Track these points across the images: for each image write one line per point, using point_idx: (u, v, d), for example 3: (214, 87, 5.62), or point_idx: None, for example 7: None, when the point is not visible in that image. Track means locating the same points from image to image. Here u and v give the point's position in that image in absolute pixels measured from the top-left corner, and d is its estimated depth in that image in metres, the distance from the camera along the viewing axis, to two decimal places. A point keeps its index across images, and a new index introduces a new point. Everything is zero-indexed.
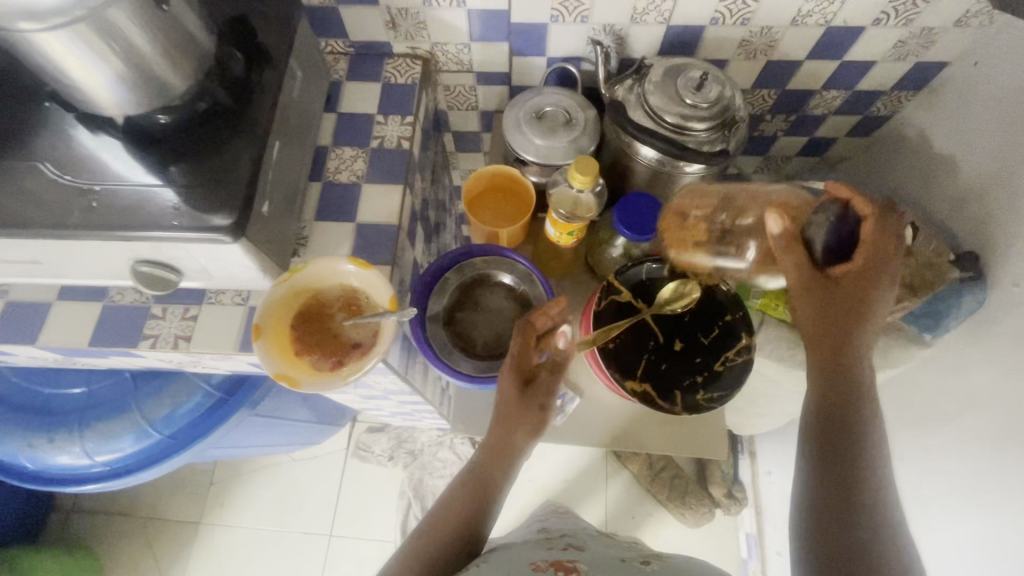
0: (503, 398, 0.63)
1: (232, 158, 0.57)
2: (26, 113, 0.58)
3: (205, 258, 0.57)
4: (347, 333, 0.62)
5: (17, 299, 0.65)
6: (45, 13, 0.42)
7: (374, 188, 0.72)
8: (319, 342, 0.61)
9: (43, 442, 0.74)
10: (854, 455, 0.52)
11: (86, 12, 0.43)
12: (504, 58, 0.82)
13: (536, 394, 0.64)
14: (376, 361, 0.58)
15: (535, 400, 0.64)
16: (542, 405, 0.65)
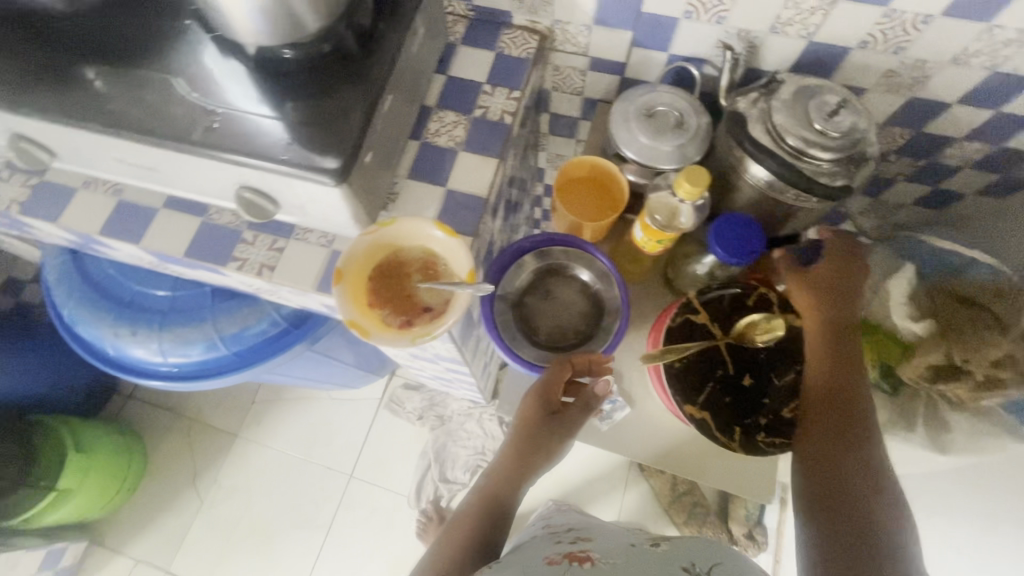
0: (530, 419, 0.71)
1: (347, 103, 0.58)
2: (172, 31, 0.62)
3: (305, 196, 0.59)
4: (420, 296, 0.63)
5: (128, 199, 0.70)
6: None
7: (470, 157, 0.72)
8: (393, 297, 0.62)
9: (126, 334, 0.80)
10: (858, 491, 0.52)
11: None
12: (624, 48, 0.79)
13: (564, 420, 0.71)
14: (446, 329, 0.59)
15: (558, 430, 0.71)
16: (563, 436, 0.72)
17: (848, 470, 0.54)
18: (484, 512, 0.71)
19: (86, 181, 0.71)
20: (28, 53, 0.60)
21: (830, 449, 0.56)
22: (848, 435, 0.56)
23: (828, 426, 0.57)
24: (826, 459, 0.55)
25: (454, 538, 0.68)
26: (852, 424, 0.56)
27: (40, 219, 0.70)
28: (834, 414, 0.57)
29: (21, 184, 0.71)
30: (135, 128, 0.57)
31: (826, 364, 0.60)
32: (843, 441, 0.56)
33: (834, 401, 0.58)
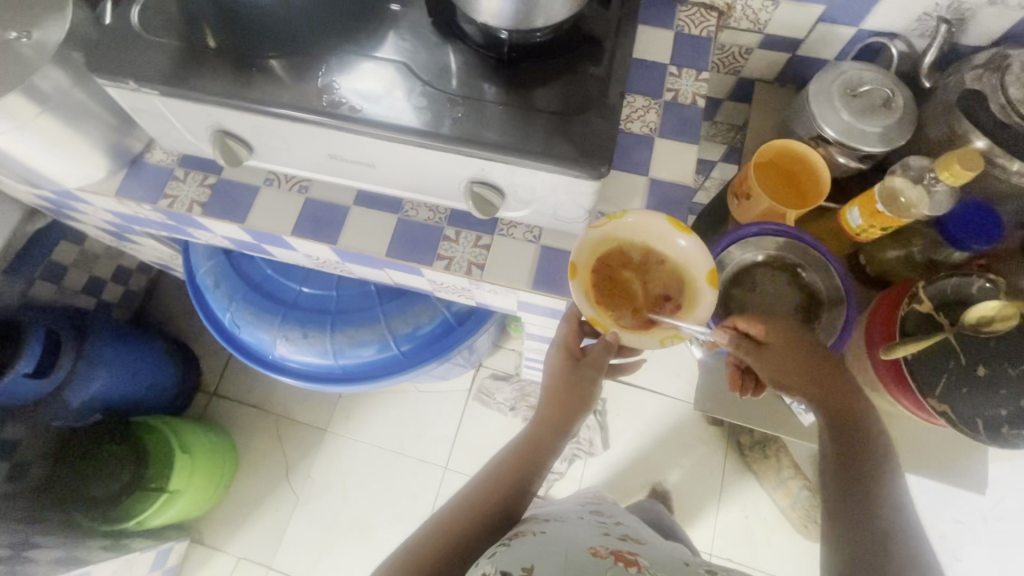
0: (554, 375, 0.64)
1: (585, 92, 0.55)
2: (382, 16, 0.58)
3: (544, 189, 0.56)
4: (655, 289, 0.61)
5: (315, 196, 0.66)
6: None
7: (667, 145, 0.69)
8: (625, 292, 0.61)
9: (296, 335, 0.78)
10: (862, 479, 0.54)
11: None
12: (809, 23, 0.75)
13: (585, 369, 0.63)
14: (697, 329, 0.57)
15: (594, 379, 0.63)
16: (594, 384, 0.63)
17: (864, 485, 0.54)
18: (517, 457, 0.65)
19: (267, 178, 0.67)
20: (234, 43, 0.56)
21: (845, 465, 0.55)
22: (857, 451, 0.56)
23: (844, 442, 0.56)
24: (846, 475, 0.55)
25: (489, 484, 0.64)
26: (868, 446, 0.56)
27: (223, 220, 0.66)
28: (848, 436, 0.57)
29: (198, 183, 0.67)
30: (374, 120, 0.53)
31: (823, 378, 0.58)
32: (854, 457, 0.55)
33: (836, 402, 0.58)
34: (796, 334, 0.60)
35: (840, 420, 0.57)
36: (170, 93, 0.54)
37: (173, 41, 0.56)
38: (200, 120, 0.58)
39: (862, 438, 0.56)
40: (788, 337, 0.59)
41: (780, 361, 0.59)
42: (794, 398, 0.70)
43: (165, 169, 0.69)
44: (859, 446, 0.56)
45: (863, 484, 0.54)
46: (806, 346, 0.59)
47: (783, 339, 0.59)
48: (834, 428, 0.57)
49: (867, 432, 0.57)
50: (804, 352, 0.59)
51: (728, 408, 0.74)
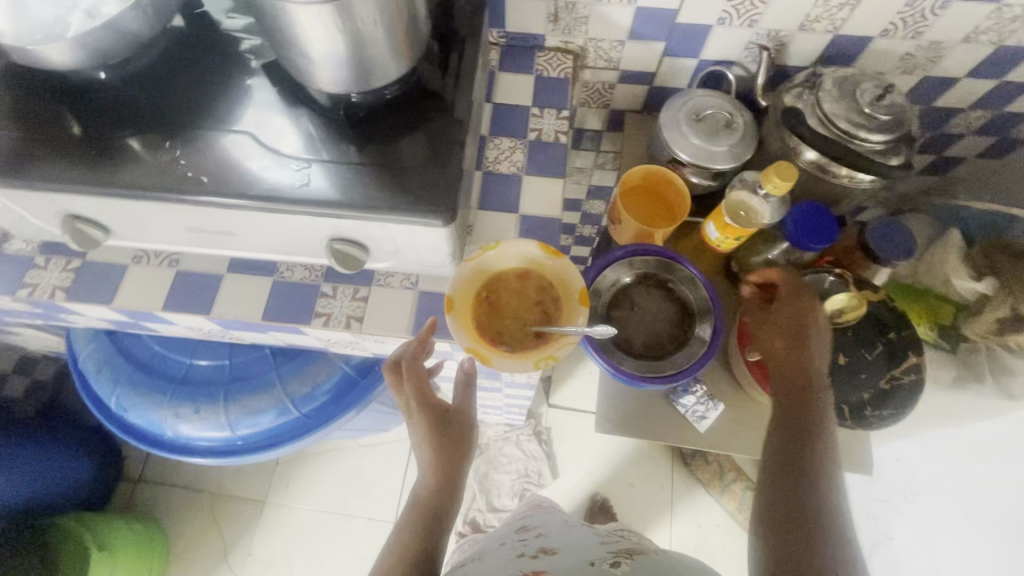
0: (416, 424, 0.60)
1: (434, 142, 0.57)
2: (231, 86, 0.59)
3: (403, 240, 0.57)
4: (530, 307, 0.63)
5: (187, 268, 0.66)
6: None
7: (536, 181, 0.72)
8: (501, 312, 0.62)
9: (189, 412, 0.75)
10: (809, 492, 0.52)
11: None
12: (656, 58, 0.82)
13: (443, 411, 0.61)
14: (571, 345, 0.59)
15: (452, 416, 0.62)
16: (455, 419, 0.62)
17: (800, 491, 0.53)
18: (418, 522, 0.58)
19: (135, 256, 0.66)
20: (75, 127, 0.56)
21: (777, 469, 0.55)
22: (795, 453, 0.56)
23: (783, 443, 0.57)
24: (787, 467, 0.55)
25: (399, 549, 0.55)
26: (814, 454, 0.55)
27: (90, 304, 0.64)
28: (795, 445, 0.56)
29: (61, 270, 0.65)
30: (221, 190, 0.53)
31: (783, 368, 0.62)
32: (796, 453, 0.55)
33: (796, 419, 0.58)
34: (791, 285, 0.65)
35: (790, 436, 0.57)
36: (10, 183, 0.53)
37: (6, 129, 0.55)
38: (47, 206, 0.57)
39: (800, 440, 0.57)
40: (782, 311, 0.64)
41: (779, 322, 0.64)
42: (689, 406, 0.74)
43: (24, 258, 0.66)
44: (801, 454, 0.55)
45: (794, 488, 0.53)
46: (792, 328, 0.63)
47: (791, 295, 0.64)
48: (786, 444, 0.57)
49: (816, 433, 0.57)
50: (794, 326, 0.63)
51: (633, 424, 0.76)
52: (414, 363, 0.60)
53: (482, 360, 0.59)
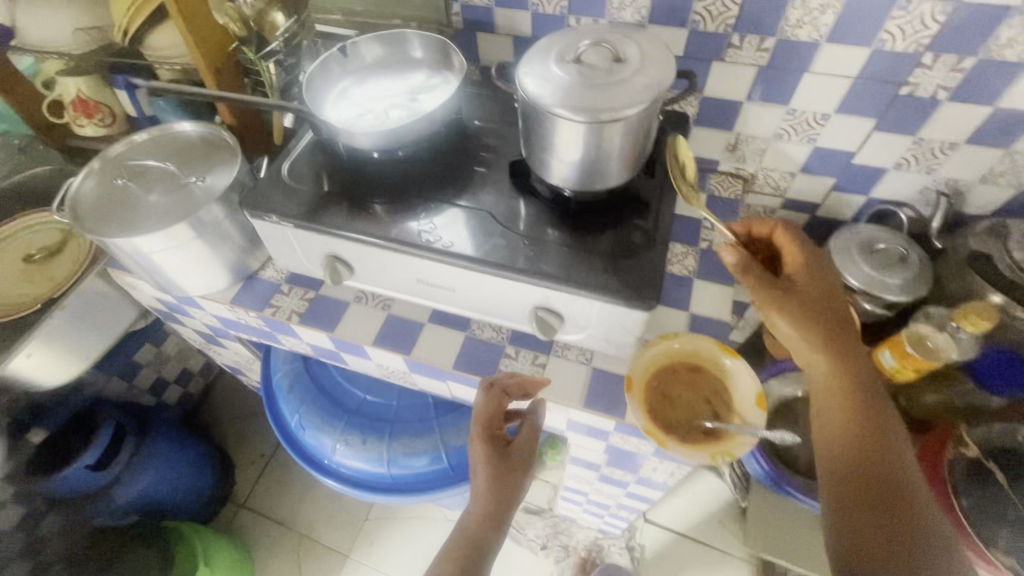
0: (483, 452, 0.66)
1: (639, 238, 0.65)
2: (473, 173, 0.73)
3: (600, 317, 0.63)
4: (703, 399, 0.65)
5: (396, 313, 0.77)
6: (582, 113, 0.54)
7: (705, 285, 0.78)
8: (674, 399, 0.66)
9: (356, 442, 0.82)
10: (885, 477, 0.53)
11: (598, 121, 0.55)
12: (825, 191, 0.88)
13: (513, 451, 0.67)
14: (747, 446, 0.61)
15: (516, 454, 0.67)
16: (518, 458, 0.67)
17: (881, 466, 0.53)
18: (459, 551, 0.62)
19: (356, 296, 0.79)
20: (355, 190, 0.71)
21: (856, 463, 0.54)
22: (889, 449, 0.54)
23: (869, 437, 0.55)
24: (857, 453, 0.54)
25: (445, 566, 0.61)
26: (888, 448, 0.54)
27: (315, 329, 0.77)
28: (866, 437, 0.55)
29: (299, 298, 0.79)
30: (460, 252, 0.64)
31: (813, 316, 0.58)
32: (872, 442, 0.55)
33: (866, 418, 0.56)
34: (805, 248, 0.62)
35: (864, 427, 0.55)
36: (303, 225, 0.68)
37: (308, 186, 0.71)
38: (318, 247, 0.71)
39: (891, 441, 0.55)
40: (813, 274, 0.60)
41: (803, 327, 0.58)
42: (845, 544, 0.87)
43: (272, 284, 0.82)
44: (880, 448, 0.54)
45: (891, 484, 0.52)
46: (825, 295, 0.59)
47: (803, 262, 0.61)
48: (859, 433, 0.55)
49: (891, 430, 0.55)
50: (824, 297, 0.59)
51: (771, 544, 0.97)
52: (507, 391, 0.67)
53: (657, 444, 0.62)
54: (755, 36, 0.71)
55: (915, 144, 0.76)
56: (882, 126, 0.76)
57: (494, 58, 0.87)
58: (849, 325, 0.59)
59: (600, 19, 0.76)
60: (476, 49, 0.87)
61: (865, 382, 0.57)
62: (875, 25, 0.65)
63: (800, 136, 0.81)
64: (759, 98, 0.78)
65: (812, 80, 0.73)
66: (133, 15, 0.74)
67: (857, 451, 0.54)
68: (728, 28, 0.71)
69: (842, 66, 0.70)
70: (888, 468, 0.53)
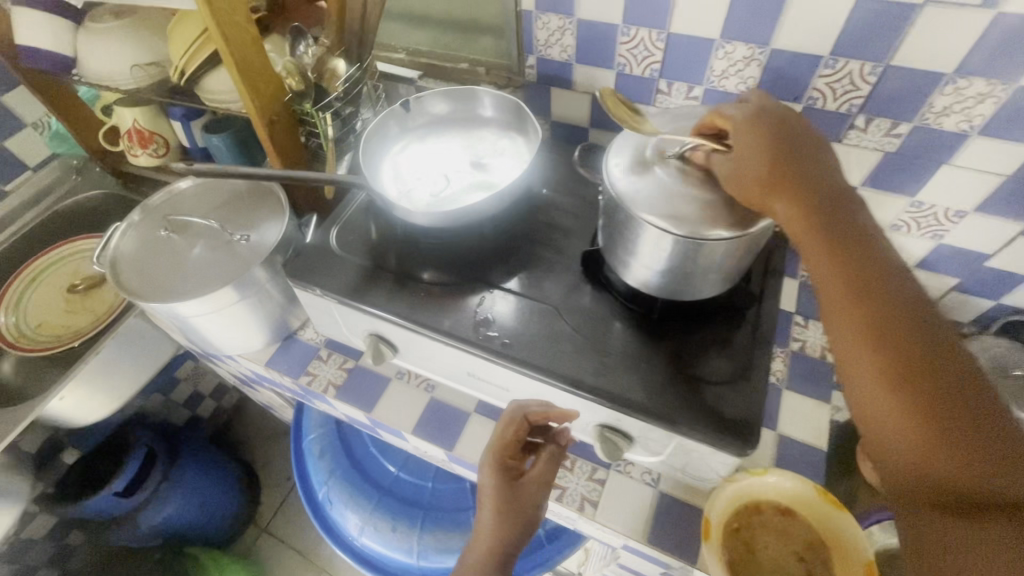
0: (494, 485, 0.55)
1: (730, 358, 0.55)
2: (540, 256, 0.65)
3: (677, 449, 0.54)
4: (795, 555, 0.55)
5: (440, 398, 0.70)
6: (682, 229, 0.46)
7: (796, 399, 0.67)
8: (760, 549, 0.56)
9: (385, 527, 0.76)
10: (941, 373, 0.33)
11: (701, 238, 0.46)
12: (942, 289, 0.75)
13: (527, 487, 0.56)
14: None
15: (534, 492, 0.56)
16: (538, 499, 0.56)
17: (928, 352, 0.34)
18: None
19: (399, 372, 0.73)
20: (407, 265, 0.64)
21: (897, 374, 0.34)
22: (926, 325, 0.35)
23: (896, 335, 0.35)
24: (895, 362, 0.34)
25: None
26: (904, 315, 0.36)
27: (353, 406, 0.71)
28: (890, 323, 0.35)
29: (338, 368, 0.74)
30: (520, 358, 0.56)
31: (807, 210, 0.40)
32: (898, 331, 0.35)
33: (858, 295, 0.37)
34: (751, 115, 0.45)
35: (869, 322, 0.36)
36: (349, 305, 0.62)
37: (357, 258, 0.65)
38: (362, 326, 0.65)
39: (918, 327, 0.35)
40: (762, 143, 0.43)
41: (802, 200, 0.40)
42: None
43: (311, 347, 0.76)
44: (922, 339, 0.35)
45: (965, 397, 0.33)
46: (783, 149, 0.42)
47: (745, 129, 0.44)
48: (871, 321, 0.36)
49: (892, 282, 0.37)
50: (783, 151, 0.42)
51: None
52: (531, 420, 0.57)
53: None
54: (885, 120, 0.60)
55: None
56: None
57: (568, 114, 0.78)
58: (843, 189, 0.41)
59: (696, 86, 0.66)
60: (548, 104, 0.79)
61: (868, 246, 0.39)
62: None
63: (922, 229, 0.69)
64: (878, 186, 0.66)
65: (950, 173, 0.62)
66: (191, 58, 0.69)
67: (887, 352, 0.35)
68: (853, 109, 0.60)
69: (993, 161, 0.58)
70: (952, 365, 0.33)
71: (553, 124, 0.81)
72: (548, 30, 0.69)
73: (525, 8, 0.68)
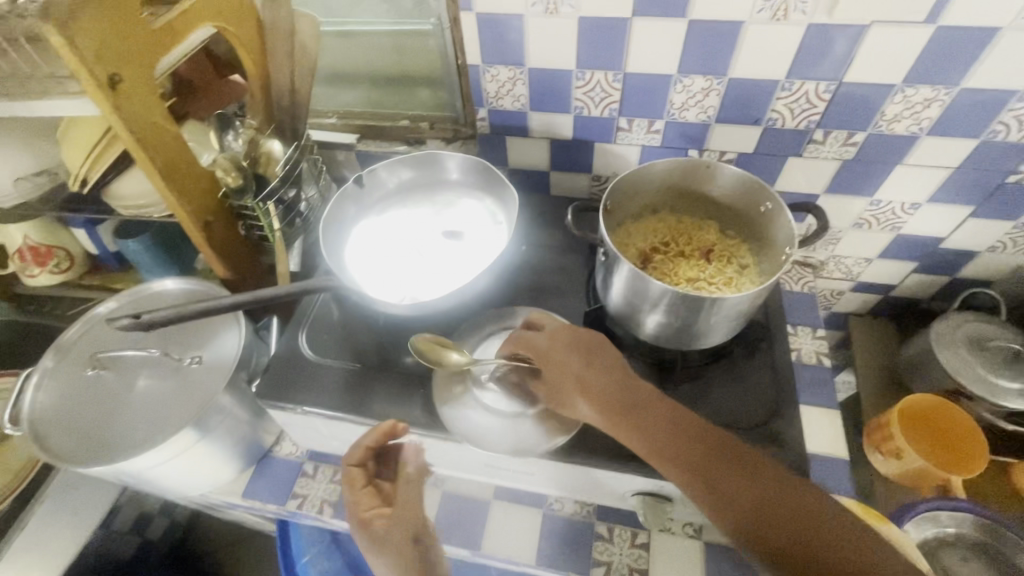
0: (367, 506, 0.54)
1: (755, 399, 0.54)
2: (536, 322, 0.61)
3: None
4: None
5: (453, 490, 0.63)
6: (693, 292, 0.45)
7: (808, 412, 0.66)
8: None
9: None
10: (727, 484, 0.41)
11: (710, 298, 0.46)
12: (904, 274, 0.79)
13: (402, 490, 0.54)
14: None
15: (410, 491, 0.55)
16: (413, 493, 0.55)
17: (730, 480, 0.42)
18: None
19: None
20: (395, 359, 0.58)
21: (749, 517, 0.40)
22: (754, 471, 0.42)
23: (703, 470, 0.42)
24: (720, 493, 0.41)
25: None
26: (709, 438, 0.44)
27: None
28: (675, 452, 0.44)
29: (330, 482, 0.65)
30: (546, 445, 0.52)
31: (603, 403, 0.47)
32: (696, 462, 0.43)
33: (695, 447, 0.43)
34: (549, 337, 0.51)
35: (670, 454, 0.44)
36: (340, 418, 0.55)
37: (339, 361, 0.58)
38: (356, 435, 0.57)
39: (739, 469, 0.42)
40: (562, 364, 0.49)
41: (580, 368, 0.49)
42: None
43: (293, 464, 0.67)
44: (710, 459, 0.43)
45: (803, 518, 0.39)
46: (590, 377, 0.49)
47: (543, 355, 0.51)
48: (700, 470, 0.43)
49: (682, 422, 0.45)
50: (593, 360, 0.50)
51: None
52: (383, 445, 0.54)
53: None
54: (842, 131, 0.62)
55: (1016, 228, 0.67)
56: (980, 213, 0.67)
57: (526, 160, 0.75)
58: (649, 391, 0.48)
59: (657, 119, 0.65)
60: (504, 153, 0.75)
61: (661, 415, 0.46)
62: (986, 117, 0.57)
63: (881, 223, 0.72)
64: (839, 190, 0.68)
65: (904, 171, 0.64)
66: (94, 164, 0.59)
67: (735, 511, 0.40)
68: (811, 125, 0.62)
69: (941, 156, 0.62)
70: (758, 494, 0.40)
71: (512, 171, 0.77)
72: (498, 82, 0.66)
73: (470, 63, 0.65)
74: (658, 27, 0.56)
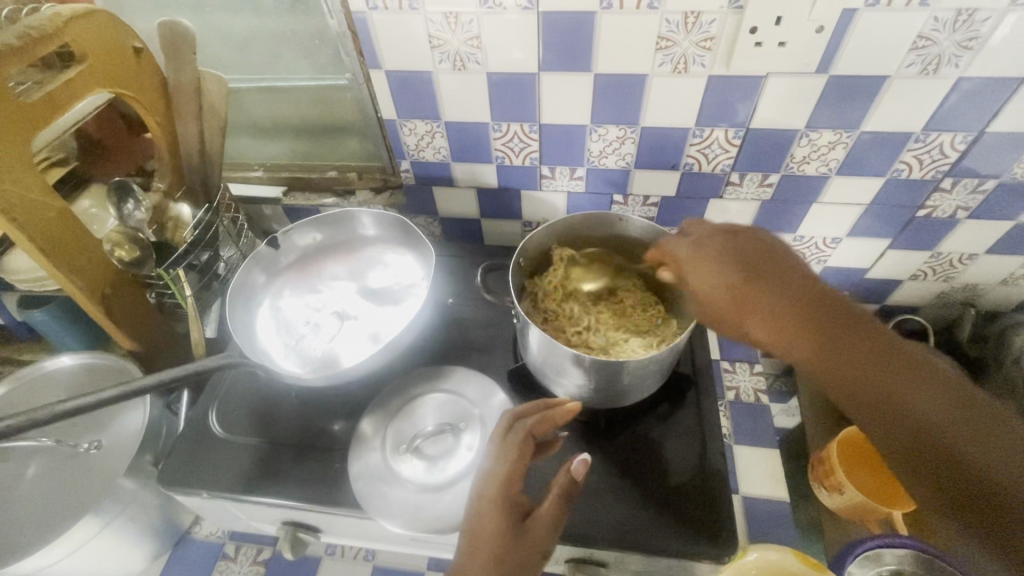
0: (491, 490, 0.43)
1: (680, 455, 0.54)
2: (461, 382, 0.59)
3: (654, 565, 0.50)
4: None
5: (384, 563, 0.61)
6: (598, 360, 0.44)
7: (747, 451, 0.65)
8: None
9: None
10: (911, 409, 0.36)
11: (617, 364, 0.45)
12: None
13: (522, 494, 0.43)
14: None
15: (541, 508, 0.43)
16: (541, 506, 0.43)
17: (901, 410, 0.36)
18: None
19: (328, 546, 0.63)
20: (312, 432, 0.55)
21: (914, 451, 0.35)
22: (839, 316, 0.40)
23: (875, 403, 0.37)
24: (903, 436, 0.36)
25: None
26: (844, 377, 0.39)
27: None
28: (849, 394, 0.38)
29: (252, 562, 0.62)
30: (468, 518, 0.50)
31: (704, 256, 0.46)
32: (869, 404, 0.37)
33: (853, 388, 0.38)
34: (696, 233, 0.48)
35: (827, 371, 0.39)
36: (249, 500, 0.51)
37: (253, 438, 0.55)
38: (271, 515, 0.54)
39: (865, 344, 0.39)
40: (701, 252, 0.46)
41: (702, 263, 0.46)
42: None
43: (213, 545, 0.64)
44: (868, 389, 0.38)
45: (911, 389, 0.36)
46: (759, 260, 0.43)
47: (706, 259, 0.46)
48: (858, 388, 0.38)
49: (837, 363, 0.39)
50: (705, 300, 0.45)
51: None
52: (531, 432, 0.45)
53: None
54: (757, 173, 0.63)
55: (932, 257, 0.69)
56: (897, 244, 0.68)
57: (455, 210, 0.74)
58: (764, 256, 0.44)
59: (578, 167, 0.65)
60: (433, 204, 0.74)
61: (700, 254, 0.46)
62: (889, 155, 0.58)
63: (808, 256, 0.73)
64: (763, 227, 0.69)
65: (821, 208, 0.66)
66: None
67: (887, 376, 0.37)
68: (726, 169, 0.63)
69: (853, 193, 0.63)
70: (913, 412, 0.36)
71: (443, 220, 0.76)
72: (416, 135, 0.65)
73: (386, 117, 0.64)
74: (567, 79, 0.56)
